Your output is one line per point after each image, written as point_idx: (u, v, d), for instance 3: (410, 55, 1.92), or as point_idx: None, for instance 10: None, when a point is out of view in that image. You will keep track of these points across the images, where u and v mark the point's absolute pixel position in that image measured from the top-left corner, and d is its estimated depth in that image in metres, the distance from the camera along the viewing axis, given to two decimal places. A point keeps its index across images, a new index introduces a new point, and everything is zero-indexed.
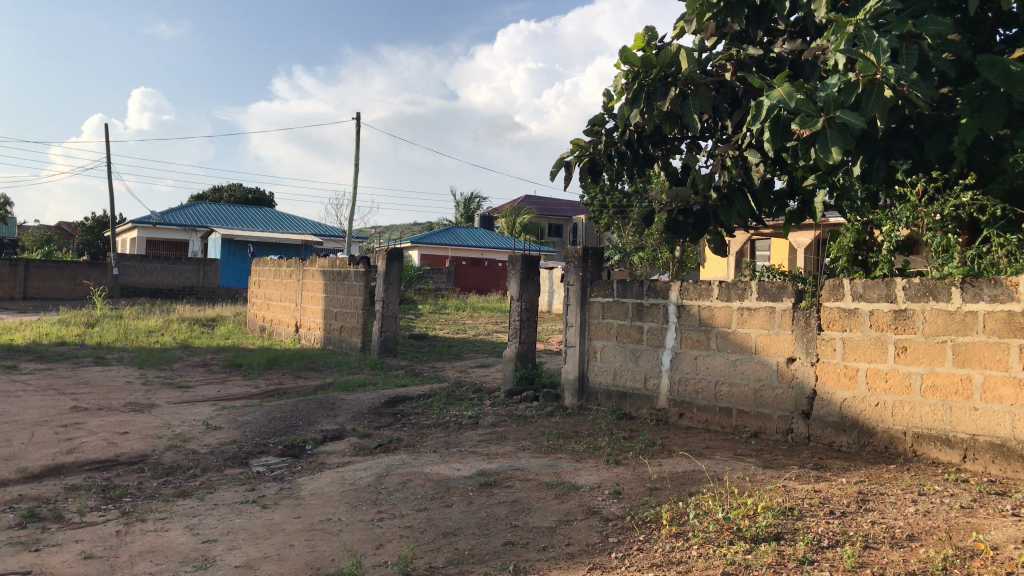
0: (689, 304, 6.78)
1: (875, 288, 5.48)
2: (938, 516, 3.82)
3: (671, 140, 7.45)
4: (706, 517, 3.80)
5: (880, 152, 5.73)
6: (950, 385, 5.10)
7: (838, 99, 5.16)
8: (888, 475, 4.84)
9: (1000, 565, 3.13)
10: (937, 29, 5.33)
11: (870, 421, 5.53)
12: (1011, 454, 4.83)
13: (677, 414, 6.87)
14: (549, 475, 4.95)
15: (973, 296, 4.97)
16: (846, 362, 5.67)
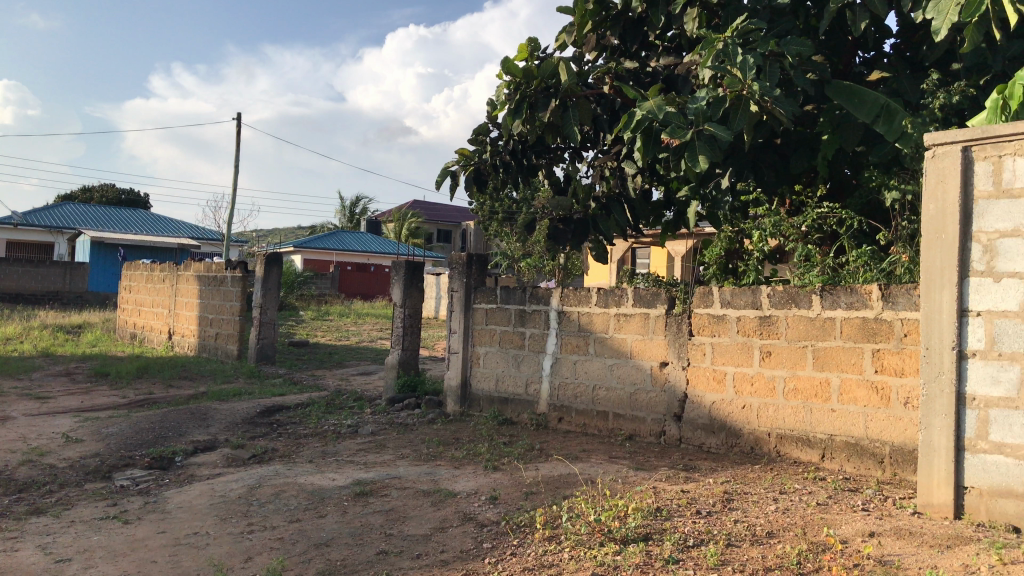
0: (568, 311, 6.90)
1: (742, 295, 5.74)
2: (796, 513, 4.02)
3: (554, 150, 7.56)
4: (578, 519, 3.87)
5: (748, 165, 6.21)
6: (811, 388, 5.36)
7: (706, 113, 5.47)
8: (752, 475, 5.05)
9: (848, 558, 3.32)
10: (797, 49, 5.62)
11: (737, 423, 5.77)
12: (864, 452, 5.11)
13: (556, 418, 6.98)
14: (426, 483, 4.94)
15: (831, 303, 5.25)
16: (715, 366, 5.90)
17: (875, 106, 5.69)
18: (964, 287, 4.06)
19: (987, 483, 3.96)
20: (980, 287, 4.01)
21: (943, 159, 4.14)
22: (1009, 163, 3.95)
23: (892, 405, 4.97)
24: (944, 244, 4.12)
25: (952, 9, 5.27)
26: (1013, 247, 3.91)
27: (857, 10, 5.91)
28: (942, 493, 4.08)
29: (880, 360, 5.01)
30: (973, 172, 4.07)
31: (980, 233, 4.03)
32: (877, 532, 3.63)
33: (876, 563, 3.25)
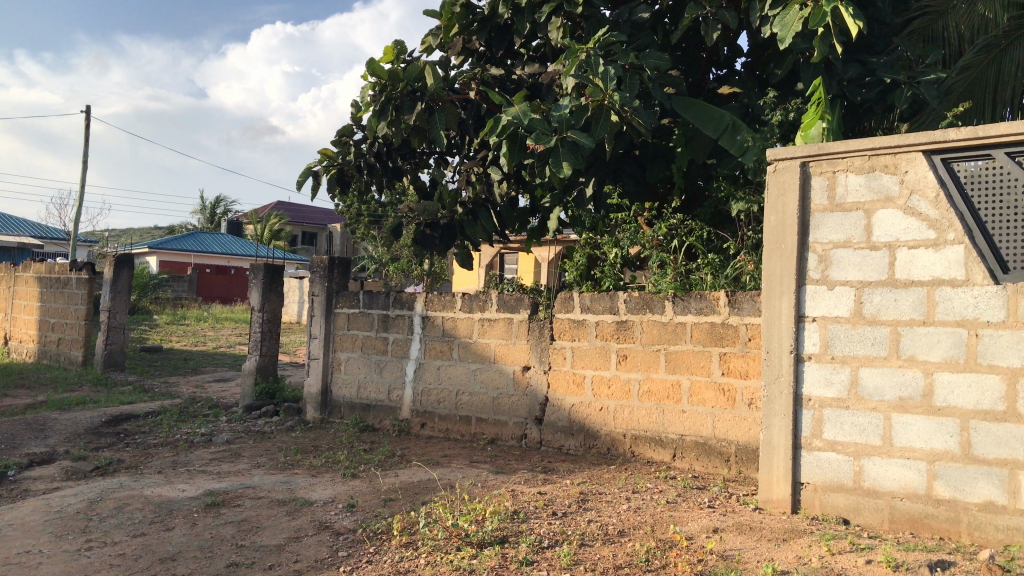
0: (432, 316, 6.89)
1: (600, 301, 5.89)
2: (646, 511, 4.16)
3: (420, 154, 7.57)
4: (435, 525, 3.87)
5: (611, 173, 6.44)
6: (663, 390, 5.57)
7: (569, 121, 5.64)
8: (607, 475, 5.19)
9: (692, 553, 3.47)
10: (656, 63, 5.91)
11: (594, 425, 5.92)
12: (712, 451, 5.34)
13: (419, 424, 6.96)
14: (282, 492, 4.82)
15: (682, 309, 5.47)
16: (575, 369, 6.03)
17: (722, 122, 6.08)
18: (801, 294, 4.32)
19: (821, 479, 4.22)
20: (816, 294, 4.27)
21: (783, 173, 4.40)
22: (842, 178, 4.23)
23: (737, 406, 5.22)
24: (783, 253, 4.37)
25: (796, 23, 5.66)
26: (845, 257, 4.19)
27: (709, 22, 6.18)
28: (780, 489, 4.33)
29: (726, 362, 5.26)
30: (810, 186, 4.34)
31: (816, 243, 4.30)
32: (720, 528, 3.81)
33: (718, 557, 3.41)
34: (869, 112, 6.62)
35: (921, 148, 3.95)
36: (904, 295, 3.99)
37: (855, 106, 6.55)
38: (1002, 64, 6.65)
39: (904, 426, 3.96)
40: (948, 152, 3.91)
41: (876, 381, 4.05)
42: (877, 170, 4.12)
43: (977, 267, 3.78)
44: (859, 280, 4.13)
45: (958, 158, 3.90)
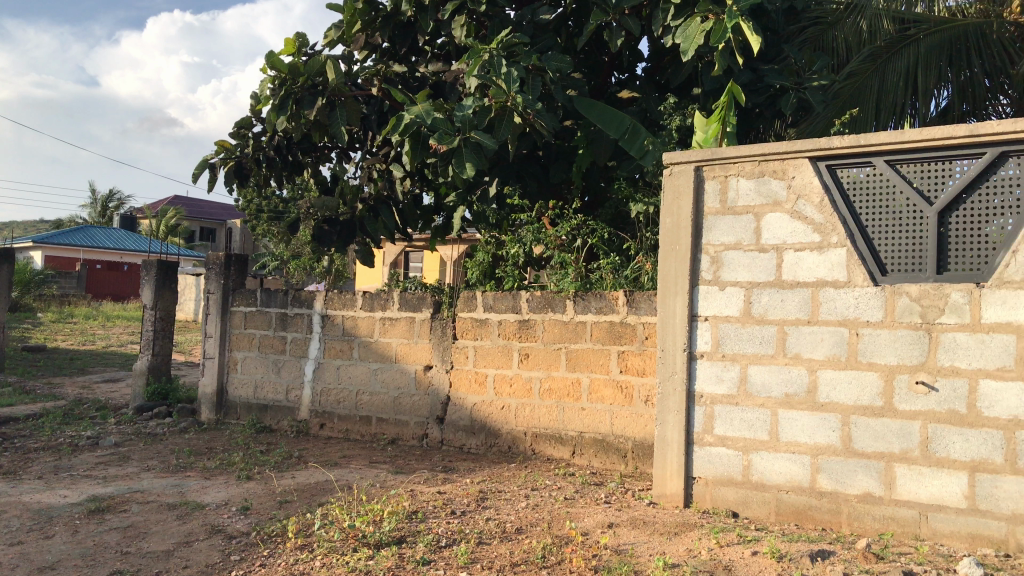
0: (332, 314, 6.80)
1: (503, 300, 5.92)
2: (543, 509, 4.21)
3: (320, 149, 7.44)
4: (332, 526, 3.82)
5: (513, 174, 6.61)
6: (564, 388, 5.63)
7: (472, 121, 5.68)
8: (507, 474, 5.23)
9: (586, 549, 3.53)
10: (558, 65, 5.97)
11: (495, 423, 5.95)
12: (610, 447, 5.44)
13: (318, 424, 6.86)
14: (172, 496, 4.67)
15: (583, 308, 5.55)
16: (477, 368, 6.04)
17: (622, 125, 6.18)
18: (694, 294, 4.44)
19: (712, 473, 4.36)
20: (708, 294, 4.40)
21: (678, 177, 4.51)
22: (733, 182, 4.37)
23: (634, 403, 5.33)
24: (677, 255, 4.48)
25: (699, 36, 5.84)
26: (735, 259, 4.33)
27: (614, 29, 6.30)
28: (673, 483, 4.44)
29: (624, 360, 5.36)
30: (704, 189, 4.47)
31: (708, 245, 4.43)
32: (615, 523, 3.89)
33: (612, 552, 3.48)
34: (762, 118, 6.85)
35: (808, 154, 4.13)
36: (790, 295, 4.15)
37: (748, 111, 6.76)
38: (886, 75, 7.09)
39: (790, 422, 4.12)
40: (833, 159, 4.11)
41: (763, 378, 4.20)
42: (766, 175, 4.27)
43: (858, 269, 3.97)
44: (748, 281, 4.28)
45: (841, 164, 4.10)
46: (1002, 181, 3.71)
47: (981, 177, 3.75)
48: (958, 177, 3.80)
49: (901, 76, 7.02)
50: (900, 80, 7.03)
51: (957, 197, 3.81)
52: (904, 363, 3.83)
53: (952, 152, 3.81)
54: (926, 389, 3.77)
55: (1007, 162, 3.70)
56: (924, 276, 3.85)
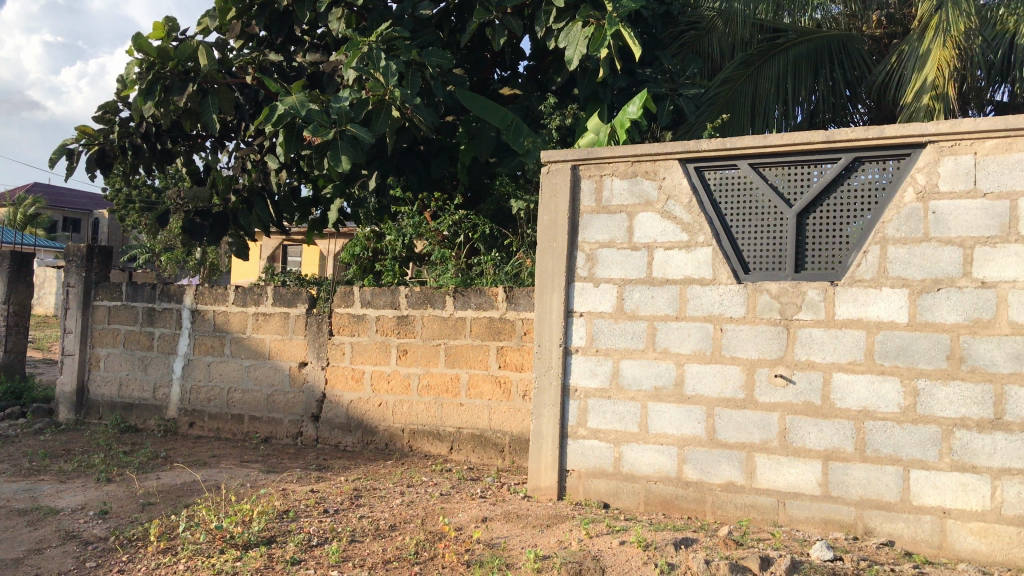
0: (203, 310, 6.57)
1: (381, 295, 5.86)
2: (418, 505, 4.20)
3: (193, 138, 7.18)
4: (197, 529, 3.69)
5: (393, 167, 6.57)
6: (442, 384, 5.62)
7: (348, 114, 5.61)
8: (383, 471, 5.18)
9: (459, 543, 3.55)
10: (438, 61, 5.96)
11: (372, 420, 5.89)
12: (487, 442, 5.48)
13: (187, 423, 6.62)
14: (23, 501, 4.41)
15: (462, 304, 5.56)
16: (353, 365, 5.96)
17: (505, 120, 6.31)
18: (570, 290, 4.52)
19: (585, 466, 4.45)
20: (583, 290, 4.49)
21: (555, 175, 4.58)
22: (608, 182, 4.47)
23: (512, 398, 5.38)
24: (554, 251, 4.55)
25: (581, 41, 6.01)
26: (609, 256, 4.43)
27: (496, 27, 6.34)
28: (548, 476, 4.51)
29: (503, 356, 5.40)
30: (580, 188, 4.55)
31: (584, 243, 4.51)
32: (489, 517, 3.91)
33: (485, 546, 3.51)
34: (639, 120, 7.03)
35: (678, 156, 4.27)
36: (660, 292, 4.27)
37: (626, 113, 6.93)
38: (758, 81, 7.36)
39: (659, 414, 4.25)
40: (701, 161, 4.27)
41: (634, 372, 4.32)
42: (639, 176, 4.38)
43: (723, 267, 4.14)
44: (621, 277, 4.38)
45: (708, 167, 4.26)
46: (854, 185, 3.93)
47: (836, 181, 3.97)
48: (816, 180, 4.01)
49: (772, 83, 7.32)
50: (772, 87, 7.33)
51: (814, 200, 4.02)
52: (765, 357, 4.02)
53: (811, 156, 4.01)
54: (785, 381, 3.97)
55: (859, 167, 3.93)
56: (783, 274, 4.04)
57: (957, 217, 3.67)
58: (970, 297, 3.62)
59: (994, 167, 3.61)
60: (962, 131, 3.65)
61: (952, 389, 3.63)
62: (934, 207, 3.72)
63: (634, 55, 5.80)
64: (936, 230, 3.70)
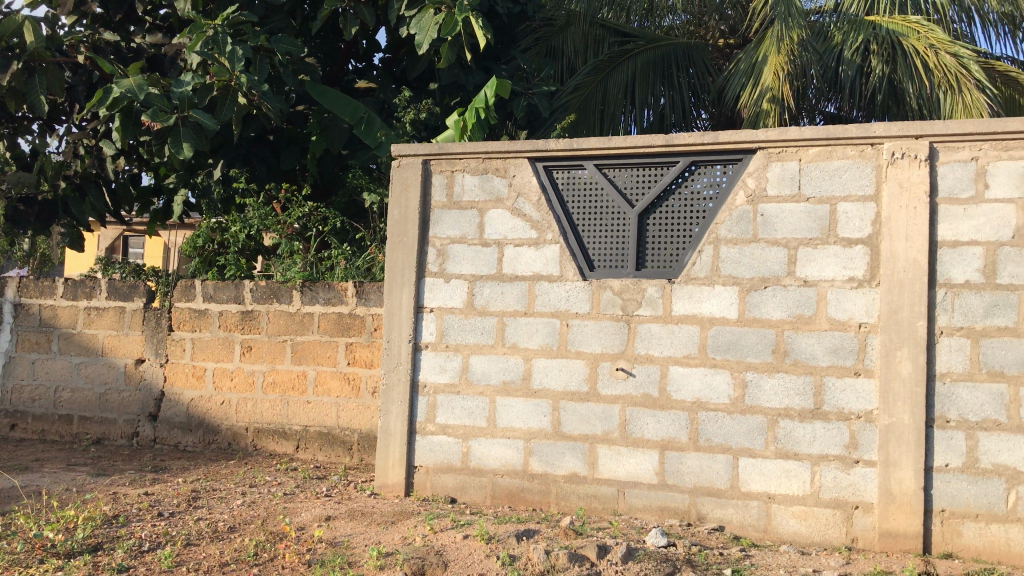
0: (28, 303, 6.14)
1: (224, 289, 5.66)
2: (259, 505, 4.08)
3: (18, 119, 6.70)
4: (14, 538, 3.45)
5: (239, 158, 6.39)
6: (288, 381, 5.48)
7: (191, 99, 5.42)
8: (224, 471, 5.00)
9: (301, 543, 3.48)
10: (287, 48, 5.82)
11: (214, 420, 5.68)
12: (335, 440, 5.39)
13: (8, 426, 6.16)
14: None
15: (310, 299, 5.44)
16: (194, 362, 5.72)
17: (357, 112, 6.23)
18: (420, 286, 4.51)
19: (432, 462, 4.45)
20: (434, 286, 4.48)
21: (405, 169, 4.54)
22: (459, 177, 4.48)
23: (360, 395, 5.31)
24: (404, 247, 4.51)
25: (433, 27, 5.99)
26: (460, 252, 4.44)
27: (348, 17, 6.24)
28: (395, 473, 4.49)
29: (352, 352, 5.32)
30: (430, 183, 4.54)
31: (434, 238, 4.50)
32: (332, 516, 3.86)
33: (327, 545, 3.46)
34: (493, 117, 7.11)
35: (527, 154, 4.34)
36: (509, 288, 4.33)
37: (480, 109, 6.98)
38: (608, 87, 7.58)
39: (506, 409, 4.30)
40: (550, 160, 4.35)
41: (483, 367, 4.35)
42: (489, 172, 4.42)
43: (569, 264, 4.23)
44: (471, 274, 4.41)
45: (556, 166, 4.35)
46: (691, 188, 4.11)
47: (675, 183, 4.14)
48: (657, 182, 4.16)
49: (621, 90, 7.57)
50: (620, 93, 7.58)
51: (655, 201, 4.16)
52: (607, 351, 4.14)
53: (652, 158, 4.16)
54: (625, 374, 4.10)
55: (697, 170, 4.11)
56: (625, 271, 4.18)
57: (784, 220, 3.90)
58: (794, 294, 3.86)
59: (816, 174, 3.86)
60: (789, 138, 3.88)
61: (776, 380, 3.87)
62: (763, 209, 3.94)
63: (481, 44, 5.85)
64: (765, 231, 3.92)
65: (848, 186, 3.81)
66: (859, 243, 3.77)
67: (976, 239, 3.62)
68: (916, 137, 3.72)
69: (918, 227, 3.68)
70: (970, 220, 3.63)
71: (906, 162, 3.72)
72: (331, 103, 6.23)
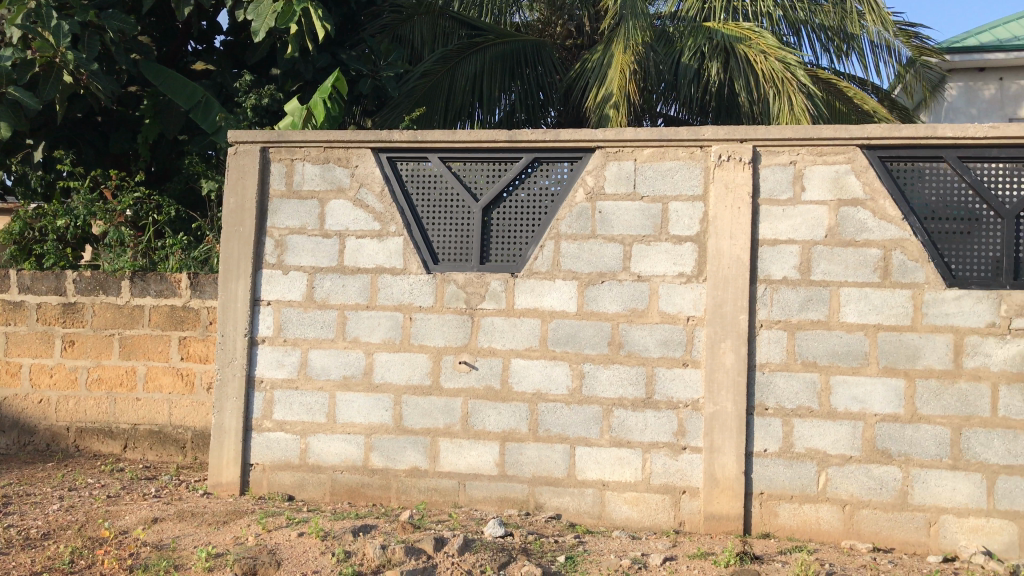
0: None
1: (43, 280, 5.29)
2: (79, 509, 3.85)
3: None
4: None
5: (64, 139, 6.12)
6: (115, 377, 5.18)
7: (10, 75, 5.05)
8: (40, 474, 4.68)
9: (122, 548, 3.32)
10: (119, 26, 5.50)
11: (31, 420, 5.30)
12: (166, 439, 5.14)
13: None
14: None
15: (140, 291, 5.17)
16: (9, 358, 5.32)
17: (194, 96, 5.96)
18: (257, 278, 4.37)
19: (269, 459, 4.33)
20: (271, 278, 4.35)
21: (242, 156, 4.39)
22: (299, 166, 4.37)
23: (194, 391, 5.08)
24: (240, 237, 4.36)
25: (271, 15, 5.86)
26: (299, 243, 4.34)
27: None
28: (229, 472, 4.35)
29: (186, 347, 5.09)
30: (269, 171, 4.40)
31: (273, 229, 4.37)
32: (159, 518, 3.69)
33: (151, 548, 3.31)
34: None
35: (370, 145, 4.28)
36: (350, 281, 4.26)
37: None
38: (455, 77, 7.53)
39: (347, 404, 4.24)
40: (393, 152, 4.31)
41: (322, 362, 4.27)
42: (331, 162, 4.34)
43: (412, 257, 4.21)
44: (311, 266, 4.31)
45: (400, 157, 4.31)
46: (533, 184, 4.17)
47: (519, 178, 4.19)
48: (500, 177, 4.21)
49: (468, 81, 7.55)
50: (467, 85, 7.56)
51: (497, 196, 4.20)
52: (450, 344, 4.15)
53: (496, 153, 4.20)
54: (467, 367, 4.13)
55: (539, 167, 4.18)
56: (468, 266, 4.20)
57: (620, 217, 4.03)
58: (629, 289, 4.00)
59: (650, 173, 4.01)
60: (625, 139, 4.01)
61: (612, 371, 4.00)
62: (600, 207, 4.05)
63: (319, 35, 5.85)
64: (602, 228, 4.04)
65: (679, 186, 3.98)
66: (689, 241, 3.95)
67: (793, 238, 3.86)
68: (741, 141, 3.92)
69: (742, 226, 3.89)
70: (788, 220, 3.88)
71: (732, 164, 3.92)
72: (167, 86, 5.95)
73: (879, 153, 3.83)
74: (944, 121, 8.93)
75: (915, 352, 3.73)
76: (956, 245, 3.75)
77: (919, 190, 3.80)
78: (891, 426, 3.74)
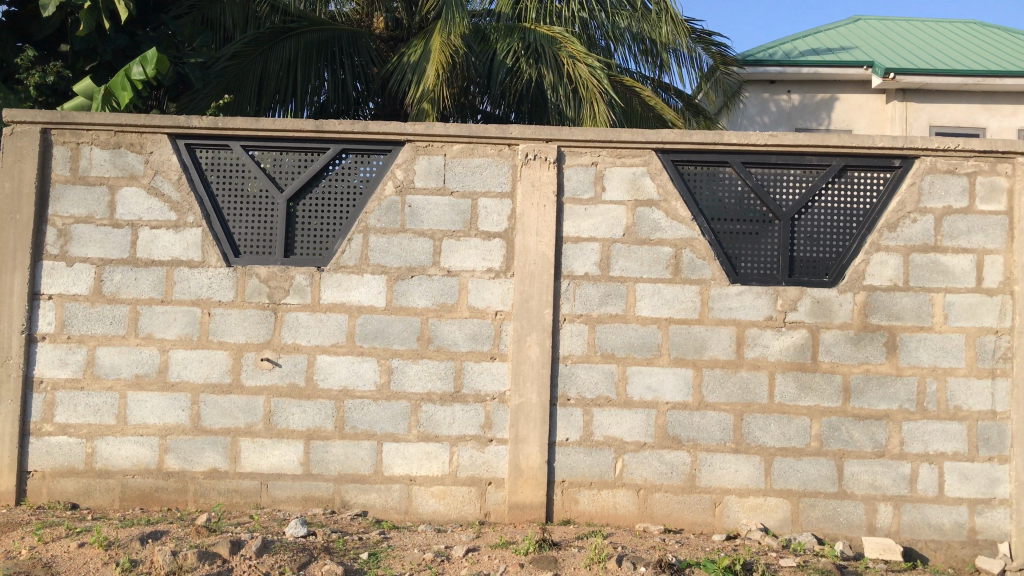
0: None
1: None
2: None
3: None
4: None
5: None
6: None
7: None
8: None
9: None
10: None
11: None
12: None
13: None
14: None
15: None
16: None
17: None
18: (37, 269, 4.03)
19: (49, 465, 4.02)
20: (53, 270, 4.03)
21: (19, 138, 4.04)
22: (86, 151, 4.07)
23: None
24: (16, 225, 4.01)
25: None
26: (85, 233, 4.04)
27: None
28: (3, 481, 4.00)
29: None
30: (52, 155, 4.07)
31: (55, 217, 4.05)
32: None
33: None
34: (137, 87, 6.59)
35: (167, 130, 4.06)
36: (143, 273, 4.02)
37: None
38: (267, 61, 7.26)
39: (139, 404, 4.00)
40: (192, 138, 4.10)
41: (112, 360, 4.01)
42: (122, 147, 4.08)
43: (212, 249, 4.03)
44: (99, 257, 4.03)
45: (199, 144, 4.11)
46: (341, 175, 4.10)
47: (326, 169, 4.10)
48: (307, 167, 4.10)
49: (281, 67, 7.28)
50: (280, 70, 7.30)
51: (303, 187, 4.09)
52: (251, 341, 4.01)
53: (303, 142, 4.10)
54: (270, 365, 4.00)
55: (348, 158, 4.11)
56: (272, 259, 4.07)
57: (429, 212, 4.04)
58: (438, 283, 4.02)
59: (459, 169, 4.05)
60: (434, 133, 4.02)
61: (420, 366, 4.00)
62: (410, 201, 4.05)
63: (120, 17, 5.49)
64: (412, 222, 4.04)
65: (487, 183, 4.04)
66: (497, 237, 4.02)
67: (594, 236, 4.02)
68: (546, 141, 4.04)
69: (547, 224, 4.00)
70: (590, 218, 4.03)
71: (538, 163, 4.03)
72: None
73: (672, 157, 4.05)
74: (739, 128, 9.57)
75: (702, 343, 3.98)
76: (741, 245, 4.04)
77: (708, 193, 4.05)
78: (681, 414, 3.98)
